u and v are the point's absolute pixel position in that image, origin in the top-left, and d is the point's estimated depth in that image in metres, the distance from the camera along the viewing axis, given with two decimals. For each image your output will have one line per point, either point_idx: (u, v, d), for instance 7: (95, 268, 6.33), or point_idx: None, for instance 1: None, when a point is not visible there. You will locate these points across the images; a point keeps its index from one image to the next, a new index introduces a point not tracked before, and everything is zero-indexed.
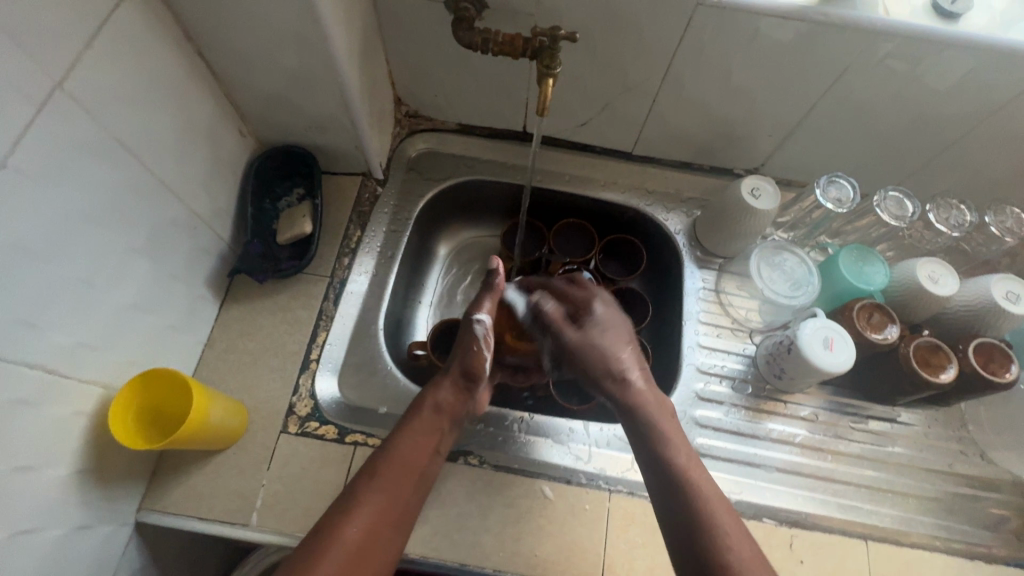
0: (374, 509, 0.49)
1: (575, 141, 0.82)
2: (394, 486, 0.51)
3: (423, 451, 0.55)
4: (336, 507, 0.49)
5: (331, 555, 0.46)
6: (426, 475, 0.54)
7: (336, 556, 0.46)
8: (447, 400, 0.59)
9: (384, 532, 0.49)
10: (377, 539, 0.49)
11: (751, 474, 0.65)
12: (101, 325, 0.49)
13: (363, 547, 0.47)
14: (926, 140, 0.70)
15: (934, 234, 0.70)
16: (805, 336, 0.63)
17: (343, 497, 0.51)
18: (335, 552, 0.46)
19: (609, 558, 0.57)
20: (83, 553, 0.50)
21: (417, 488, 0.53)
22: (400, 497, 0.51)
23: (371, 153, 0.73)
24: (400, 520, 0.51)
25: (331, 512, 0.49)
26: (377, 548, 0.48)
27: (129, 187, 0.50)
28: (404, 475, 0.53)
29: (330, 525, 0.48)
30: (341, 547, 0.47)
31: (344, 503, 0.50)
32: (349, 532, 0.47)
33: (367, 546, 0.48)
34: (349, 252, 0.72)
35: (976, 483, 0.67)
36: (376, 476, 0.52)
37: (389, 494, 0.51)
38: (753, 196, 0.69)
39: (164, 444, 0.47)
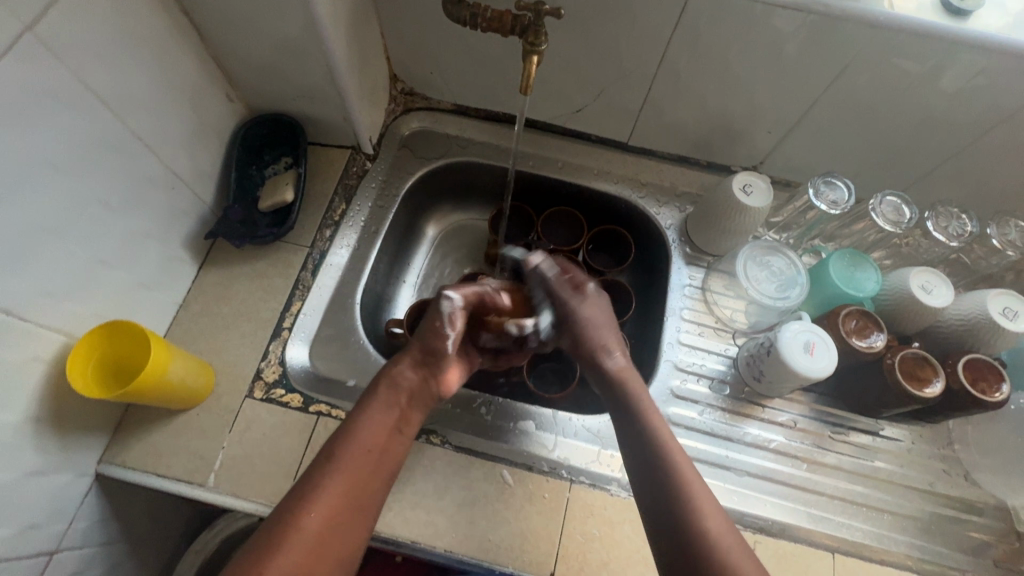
0: (334, 496, 0.46)
1: (571, 128, 0.80)
2: (356, 470, 0.48)
3: (385, 431, 0.51)
4: (292, 496, 0.46)
5: (288, 548, 0.43)
6: (392, 456, 0.51)
7: (295, 548, 0.43)
8: (411, 378, 0.55)
9: (346, 518, 0.46)
10: (339, 526, 0.46)
11: (721, 477, 0.63)
12: (66, 274, 0.49)
13: (324, 535, 0.45)
14: (932, 146, 0.67)
15: (932, 244, 0.68)
16: (786, 339, 0.61)
17: (298, 485, 0.47)
18: (292, 545, 0.43)
19: (563, 548, 0.56)
20: (37, 497, 0.50)
21: (384, 470, 0.50)
22: (364, 480, 0.48)
23: (361, 127, 0.73)
24: (364, 504, 0.48)
25: (286, 501, 0.46)
26: (340, 535, 0.45)
27: (104, 140, 0.50)
28: (365, 457, 0.49)
29: (285, 516, 0.44)
30: (299, 538, 0.43)
31: (299, 491, 0.46)
32: (304, 521, 0.44)
33: (330, 533, 0.45)
34: (332, 224, 0.72)
35: (958, 505, 0.64)
36: (334, 461, 0.48)
37: (352, 479, 0.47)
38: (744, 192, 0.67)
39: (120, 395, 0.49)
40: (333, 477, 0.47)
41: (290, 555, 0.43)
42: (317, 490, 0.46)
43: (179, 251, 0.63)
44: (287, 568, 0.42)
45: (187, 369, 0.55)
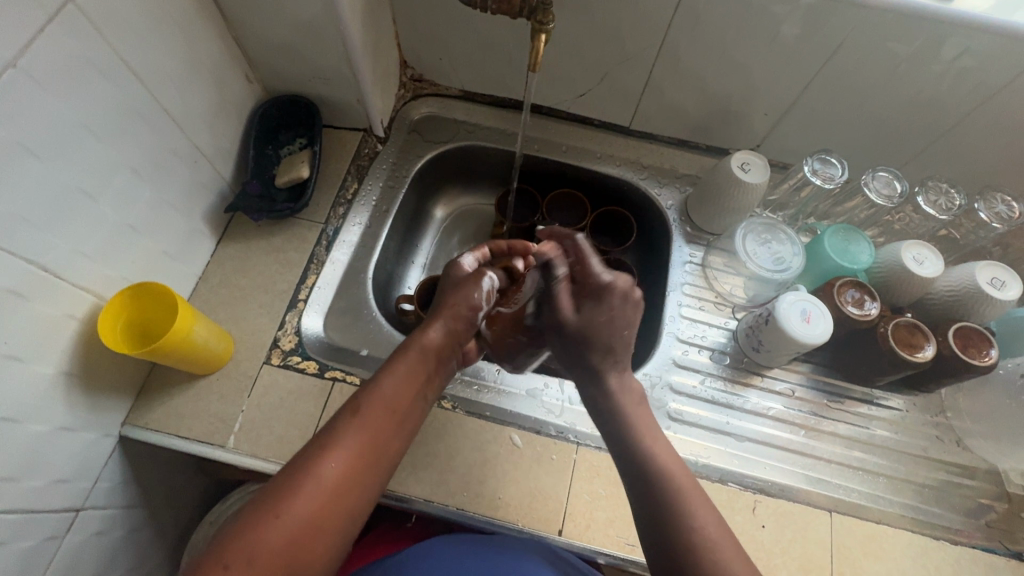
0: (354, 449, 0.45)
1: (574, 113, 0.83)
2: (376, 427, 0.47)
3: (407, 393, 0.50)
4: (313, 444, 0.45)
5: (305, 493, 0.42)
6: (410, 419, 0.50)
7: (312, 495, 0.42)
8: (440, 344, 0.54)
9: (364, 475, 0.45)
10: (356, 480, 0.45)
11: (722, 442, 0.65)
12: (96, 236, 0.52)
13: (341, 487, 0.44)
14: (921, 126, 0.70)
15: (922, 218, 0.70)
16: (783, 308, 0.63)
17: (319, 435, 0.46)
18: (311, 491, 0.42)
19: (571, 506, 0.58)
20: (65, 452, 0.52)
21: (402, 430, 0.49)
22: (384, 438, 0.47)
23: (373, 109, 0.76)
24: (378, 463, 0.46)
25: (307, 449, 0.45)
26: (357, 490, 0.44)
27: (134, 111, 0.53)
28: (388, 416, 0.48)
29: (307, 462, 0.44)
30: (317, 485, 0.43)
31: (323, 439, 0.45)
32: (325, 471, 0.43)
33: (346, 488, 0.44)
34: (345, 202, 0.75)
35: (951, 468, 0.67)
36: (359, 415, 0.47)
37: (370, 436, 0.46)
38: (743, 169, 0.70)
39: (145, 352, 0.51)
40: (356, 431, 0.46)
41: (309, 501, 0.42)
42: (338, 441, 0.45)
43: (199, 224, 0.66)
44: (303, 516, 0.41)
45: (210, 334, 0.57)
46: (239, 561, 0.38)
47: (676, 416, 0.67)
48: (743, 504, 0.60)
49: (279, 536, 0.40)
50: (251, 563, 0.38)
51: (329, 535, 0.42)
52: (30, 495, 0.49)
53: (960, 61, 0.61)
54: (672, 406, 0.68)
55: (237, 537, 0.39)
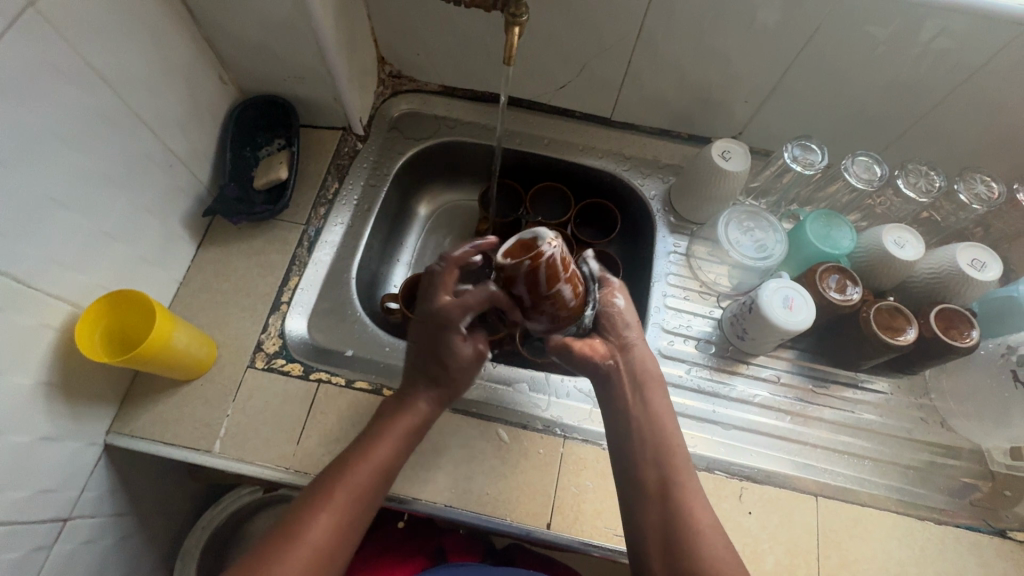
0: (340, 511, 0.48)
1: (555, 105, 0.83)
2: (362, 489, 0.50)
3: (393, 447, 0.53)
4: (309, 499, 0.49)
5: (293, 558, 0.45)
6: (394, 477, 0.53)
7: (299, 558, 0.45)
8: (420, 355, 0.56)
9: (345, 539, 0.48)
10: (338, 543, 0.48)
11: (709, 430, 0.66)
12: (70, 245, 0.51)
13: (325, 551, 0.47)
14: (901, 109, 0.70)
15: (903, 201, 0.70)
16: (765, 296, 0.63)
17: (311, 493, 0.49)
18: (297, 556, 0.45)
19: (559, 499, 0.59)
20: (48, 463, 0.52)
21: (384, 488, 0.52)
22: (367, 500, 0.50)
23: (351, 108, 0.75)
24: (356, 526, 0.49)
25: (302, 506, 0.48)
26: (337, 554, 0.48)
27: (104, 117, 0.52)
28: (375, 477, 0.51)
29: (299, 526, 0.47)
30: (304, 549, 0.46)
31: (315, 498, 0.48)
32: (312, 537, 0.46)
33: (330, 552, 0.47)
34: (326, 202, 0.74)
35: (935, 449, 0.68)
36: (347, 476, 0.50)
37: (356, 498, 0.49)
38: (724, 158, 0.70)
39: (123, 360, 0.51)
40: (343, 495, 0.49)
41: (295, 567, 0.45)
42: (325, 504, 0.48)
43: (177, 228, 0.65)
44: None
45: (191, 338, 0.57)
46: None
47: None
48: (729, 492, 0.60)
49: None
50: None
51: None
52: (14, 507, 0.49)
53: (936, 43, 0.61)
54: None
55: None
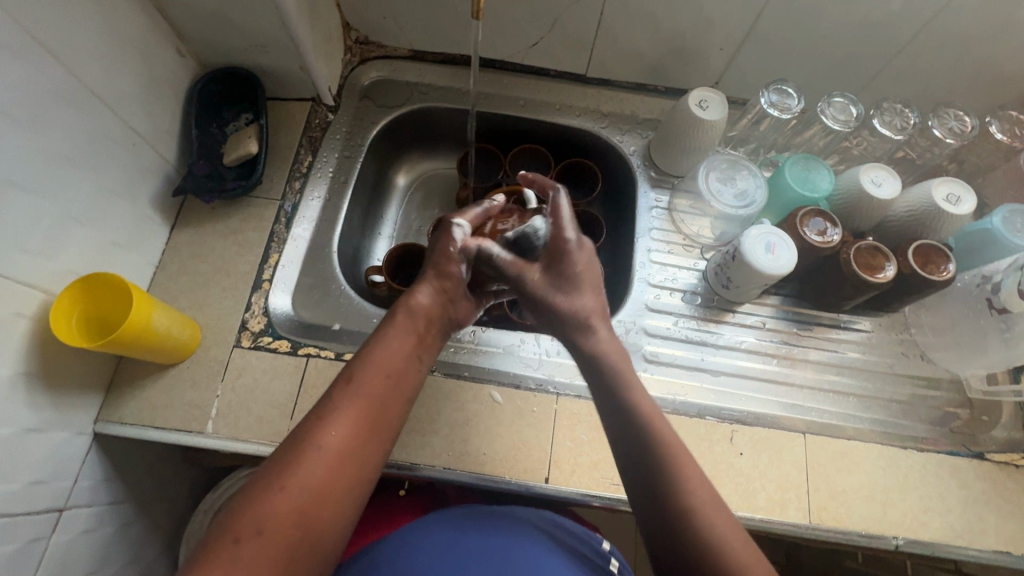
0: (354, 417, 0.45)
1: (529, 64, 0.81)
2: (373, 395, 0.47)
3: (402, 356, 0.50)
4: (313, 415, 0.45)
5: (309, 462, 0.42)
6: (411, 382, 0.50)
7: (315, 464, 0.42)
8: (429, 306, 0.54)
9: (365, 439, 0.45)
10: (362, 447, 0.45)
11: (699, 378, 0.67)
12: (36, 230, 0.50)
13: (342, 453, 0.44)
14: (874, 48, 0.69)
15: (879, 141, 0.71)
16: (747, 243, 0.64)
17: (315, 408, 0.46)
18: (314, 460, 0.42)
19: (556, 454, 0.60)
20: (37, 454, 0.51)
21: (401, 395, 0.49)
22: (382, 405, 0.47)
23: (318, 76, 0.72)
24: (377, 426, 0.46)
25: (307, 422, 0.44)
26: (359, 458, 0.44)
27: (57, 95, 0.50)
28: (385, 379, 0.48)
29: (307, 434, 0.44)
30: (321, 453, 0.43)
31: (319, 410, 0.45)
32: (326, 440, 0.43)
33: (348, 453, 0.44)
34: (300, 176, 0.72)
35: (916, 381, 0.70)
36: (354, 382, 0.47)
37: (369, 404, 0.46)
38: (701, 107, 0.69)
39: (109, 342, 0.50)
40: (352, 399, 0.46)
41: (314, 472, 0.42)
42: (336, 412, 0.45)
43: (147, 210, 0.63)
44: (307, 485, 0.41)
45: (172, 321, 0.56)
46: (248, 534, 0.38)
47: (652, 358, 0.68)
48: (722, 435, 0.61)
49: (290, 505, 0.40)
50: (260, 535, 0.39)
51: (334, 502, 0.42)
52: (7, 499, 0.49)
53: None
54: (647, 349, 0.69)
55: (243, 513, 0.39)
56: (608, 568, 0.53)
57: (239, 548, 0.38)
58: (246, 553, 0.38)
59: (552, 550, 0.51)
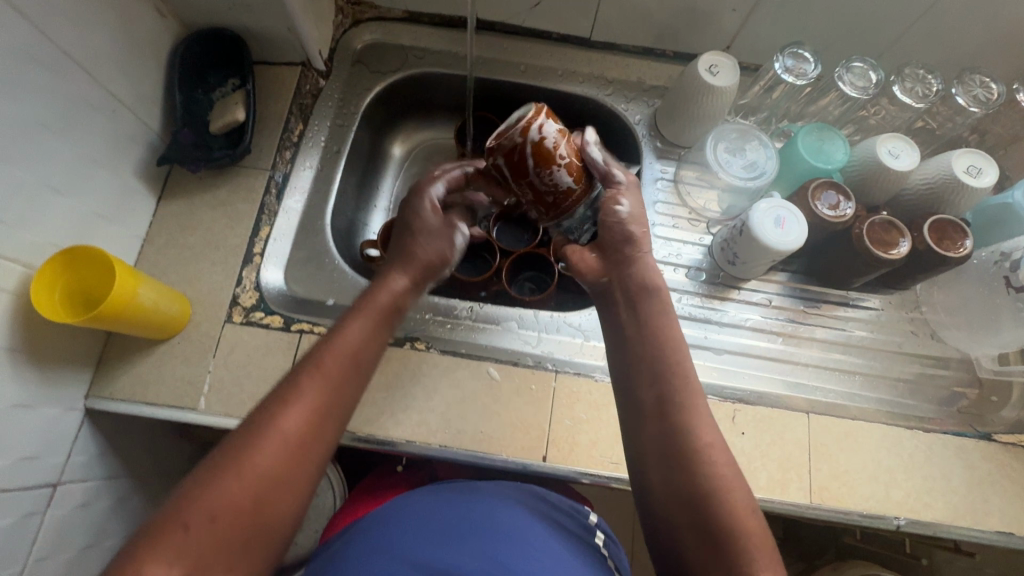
0: (313, 401, 0.43)
1: (531, 27, 0.77)
2: (334, 379, 0.45)
3: (367, 338, 0.48)
4: (270, 398, 0.43)
5: (265, 448, 0.40)
6: (373, 368, 0.48)
7: (271, 450, 0.40)
8: (399, 295, 0.53)
9: (325, 428, 0.43)
10: (320, 432, 0.43)
11: (701, 356, 0.65)
12: (12, 201, 0.47)
13: (300, 441, 0.42)
14: (898, 9, 0.65)
15: (898, 110, 0.67)
16: (756, 216, 0.61)
17: (274, 392, 0.43)
18: (271, 445, 0.40)
19: (554, 432, 0.59)
20: (26, 430, 0.50)
21: (360, 380, 0.47)
22: (343, 389, 0.45)
23: (308, 39, 0.69)
24: (336, 416, 0.44)
25: (263, 405, 0.42)
26: (316, 446, 0.42)
27: (27, 56, 0.47)
28: (350, 367, 0.46)
29: (263, 418, 0.41)
30: (277, 439, 0.41)
31: (280, 393, 0.43)
32: (285, 425, 0.41)
33: (306, 441, 0.42)
34: (291, 145, 0.70)
35: (924, 360, 0.68)
36: (317, 367, 0.45)
37: (328, 389, 0.44)
38: (711, 72, 0.66)
39: (96, 314, 0.48)
40: (313, 384, 0.44)
41: (270, 458, 0.40)
42: (295, 396, 0.43)
43: (131, 181, 0.61)
44: (262, 470, 0.39)
45: (160, 295, 0.54)
46: (197, 521, 0.37)
47: None
48: (723, 414, 0.60)
49: (242, 490, 0.38)
50: (208, 523, 0.37)
51: (291, 488, 0.40)
52: None
53: None
54: None
55: (193, 499, 0.37)
56: (593, 541, 0.52)
57: (187, 536, 0.36)
58: (194, 541, 0.36)
59: (534, 521, 0.49)
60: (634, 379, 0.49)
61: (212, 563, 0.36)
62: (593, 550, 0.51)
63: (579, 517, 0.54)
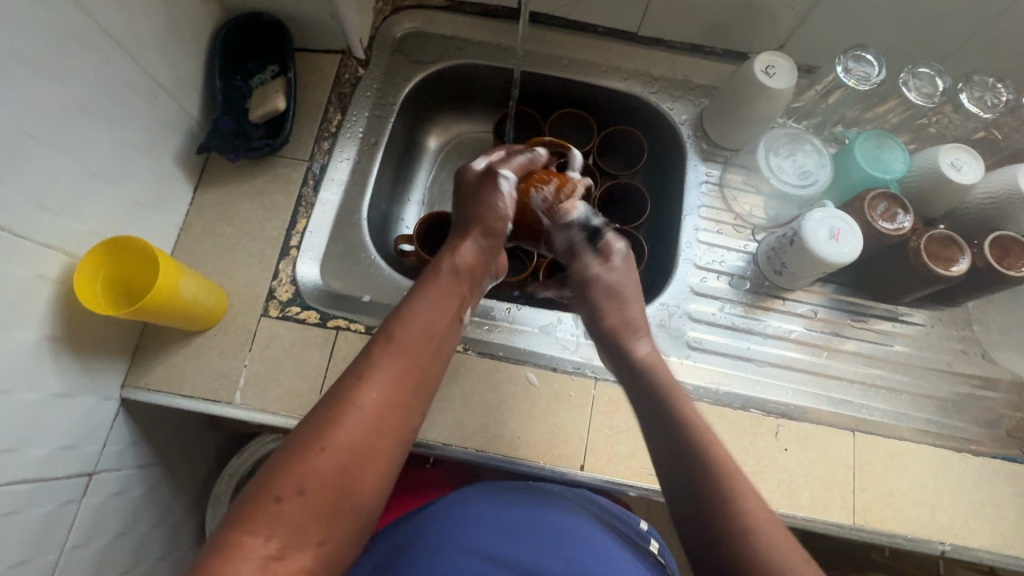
0: (393, 374, 0.43)
1: (577, 19, 0.74)
2: (414, 354, 0.45)
3: (441, 315, 0.49)
4: (349, 373, 0.42)
5: (350, 420, 0.40)
6: (446, 343, 0.48)
7: (357, 422, 0.40)
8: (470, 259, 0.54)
9: (404, 401, 0.43)
10: (400, 406, 0.43)
11: (743, 368, 0.64)
12: (56, 188, 0.46)
13: (382, 414, 0.41)
14: (970, 11, 0.62)
15: (963, 119, 0.64)
16: (810, 226, 0.59)
17: (351, 366, 0.43)
18: (355, 418, 0.40)
19: (592, 440, 0.57)
20: (66, 419, 0.50)
21: (437, 355, 0.47)
22: (422, 363, 0.45)
23: (349, 26, 0.67)
24: (415, 390, 0.44)
25: (343, 380, 0.42)
26: (397, 419, 0.42)
27: (74, 39, 0.45)
28: (424, 340, 0.46)
29: (343, 391, 0.41)
30: (361, 412, 0.40)
31: (358, 367, 0.43)
32: (366, 398, 0.41)
33: (388, 413, 0.42)
34: (329, 136, 0.68)
35: (973, 381, 0.66)
36: (393, 340, 0.45)
37: (407, 361, 0.44)
38: (767, 74, 0.63)
39: (144, 304, 0.48)
40: (391, 357, 0.44)
41: (356, 429, 0.39)
42: (376, 369, 0.43)
43: (170, 168, 0.60)
44: (349, 441, 0.39)
45: (199, 288, 0.53)
46: (289, 492, 0.36)
47: (695, 345, 0.65)
48: (766, 429, 0.59)
49: (332, 462, 0.38)
50: (300, 495, 0.36)
51: (376, 460, 0.40)
52: (37, 464, 0.48)
53: None
54: (690, 335, 0.65)
55: (282, 471, 0.37)
56: (648, 548, 0.53)
57: (280, 508, 0.36)
58: (287, 513, 0.36)
59: (598, 528, 0.51)
60: (645, 401, 0.52)
61: (306, 533, 0.36)
62: (647, 556, 0.52)
63: (632, 523, 0.55)
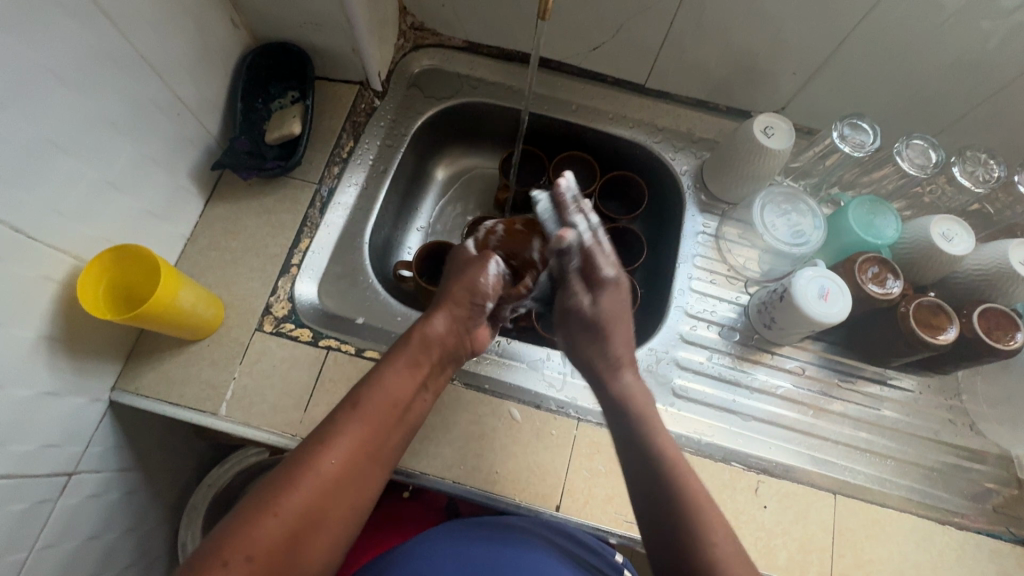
0: (355, 444, 0.47)
1: (587, 68, 0.78)
2: (376, 421, 0.49)
3: (408, 386, 0.52)
4: (313, 437, 0.47)
5: (306, 487, 0.44)
6: (414, 413, 0.52)
7: (310, 489, 0.44)
8: (442, 337, 0.56)
9: (363, 467, 0.47)
10: (356, 474, 0.47)
11: (727, 420, 0.64)
12: (73, 194, 0.49)
13: (337, 482, 0.45)
14: (965, 89, 0.64)
15: (954, 191, 0.66)
16: (800, 285, 0.60)
17: (320, 429, 0.48)
18: (309, 485, 0.44)
19: (569, 482, 0.57)
20: (52, 418, 0.51)
21: (404, 422, 0.51)
22: (383, 433, 0.49)
23: (369, 60, 0.70)
24: (374, 461, 0.48)
25: (307, 443, 0.46)
26: (353, 487, 0.46)
27: (110, 59, 0.49)
28: (388, 413, 0.50)
29: (308, 456, 0.45)
30: (318, 478, 0.44)
31: (323, 433, 0.47)
32: (325, 465, 0.45)
33: (345, 478, 0.46)
34: (340, 161, 0.71)
35: (962, 453, 0.65)
36: (359, 410, 0.49)
37: (369, 432, 0.48)
38: (765, 134, 0.65)
39: (147, 304, 0.49)
40: (356, 424, 0.48)
41: (307, 496, 0.43)
42: (340, 437, 0.47)
43: (185, 181, 0.62)
44: (303, 506, 0.43)
45: (198, 298, 0.55)
46: (237, 559, 0.40)
47: (681, 393, 0.65)
48: (746, 484, 0.58)
49: (280, 527, 0.42)
50: (248, 560, 0.40)
51: (326, 530, 0.44)
52: (19, 460, 0.48)
53: (1015, 17, 0.55)
54: (676, 382, 0.65)
55: (233, 538, 0.40)
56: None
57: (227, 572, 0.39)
58: None
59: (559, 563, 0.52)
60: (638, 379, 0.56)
61: None
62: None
63: (607, 554, 0.56)
